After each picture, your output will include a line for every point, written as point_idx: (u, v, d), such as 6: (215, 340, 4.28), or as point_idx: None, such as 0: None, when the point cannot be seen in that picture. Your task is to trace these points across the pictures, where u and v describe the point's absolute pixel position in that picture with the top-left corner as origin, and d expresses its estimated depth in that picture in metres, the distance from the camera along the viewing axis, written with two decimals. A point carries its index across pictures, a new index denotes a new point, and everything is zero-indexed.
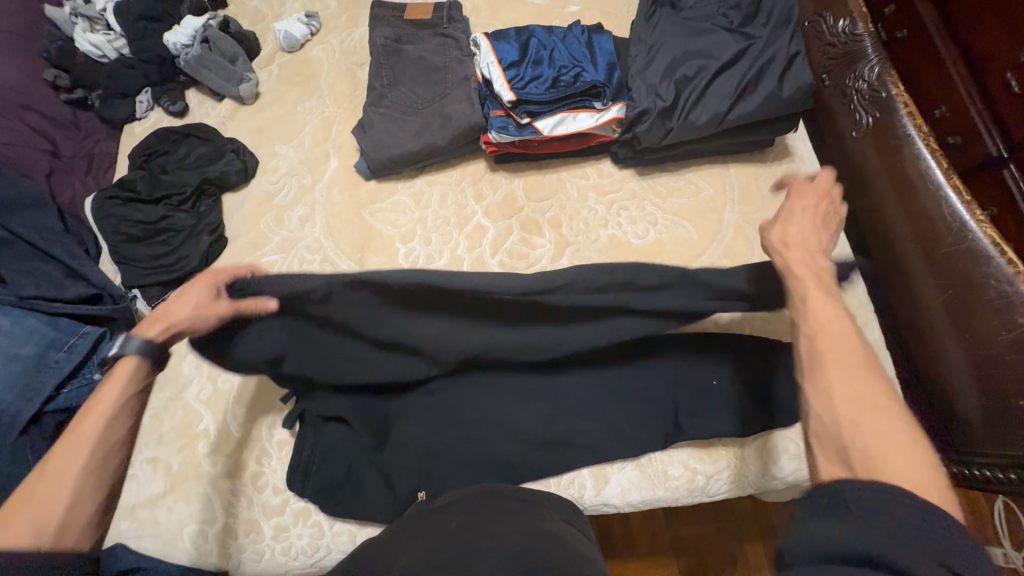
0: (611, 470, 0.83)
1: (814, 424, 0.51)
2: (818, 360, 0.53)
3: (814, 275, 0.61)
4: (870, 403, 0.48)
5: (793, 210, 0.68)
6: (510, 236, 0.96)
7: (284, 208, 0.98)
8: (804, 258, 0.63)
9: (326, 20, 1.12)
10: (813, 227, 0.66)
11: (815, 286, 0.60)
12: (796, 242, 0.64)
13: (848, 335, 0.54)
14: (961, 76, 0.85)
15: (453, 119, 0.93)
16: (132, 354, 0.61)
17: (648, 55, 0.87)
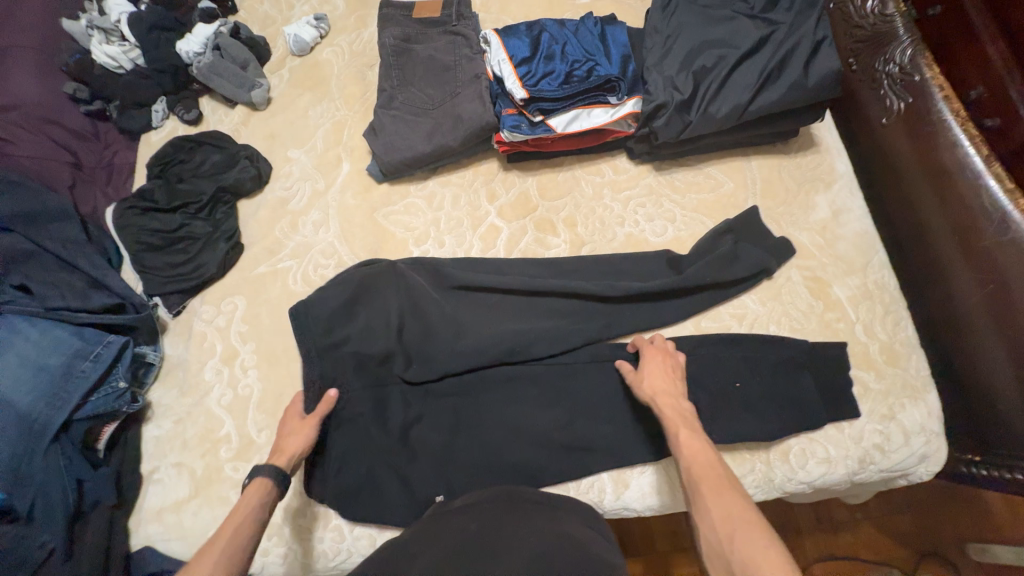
0: (631, 474, 0.81)
1: (706, 549, 0.58)
2: (698, 492, 0.62)
3: (683, 416, 0.71)
4: (738, 521, 0.57)
5: (652, 357, 0.78)
6: (525, 236, 0.94)
7: (298, 213, 0.98)
8: (674, 404, 0.73)
9: (335, 22, 1.11)
10: (668, 376, 0.76)
11: (683, 423, 0.70)
12: (664, 388, 0.75)
13: (711, 465, 0.64)
14: (1000, 54, 0.80)
15: (464, 119, 0.91)
16: (262, 476, 0.70)
17: (666, 45, 0.84)
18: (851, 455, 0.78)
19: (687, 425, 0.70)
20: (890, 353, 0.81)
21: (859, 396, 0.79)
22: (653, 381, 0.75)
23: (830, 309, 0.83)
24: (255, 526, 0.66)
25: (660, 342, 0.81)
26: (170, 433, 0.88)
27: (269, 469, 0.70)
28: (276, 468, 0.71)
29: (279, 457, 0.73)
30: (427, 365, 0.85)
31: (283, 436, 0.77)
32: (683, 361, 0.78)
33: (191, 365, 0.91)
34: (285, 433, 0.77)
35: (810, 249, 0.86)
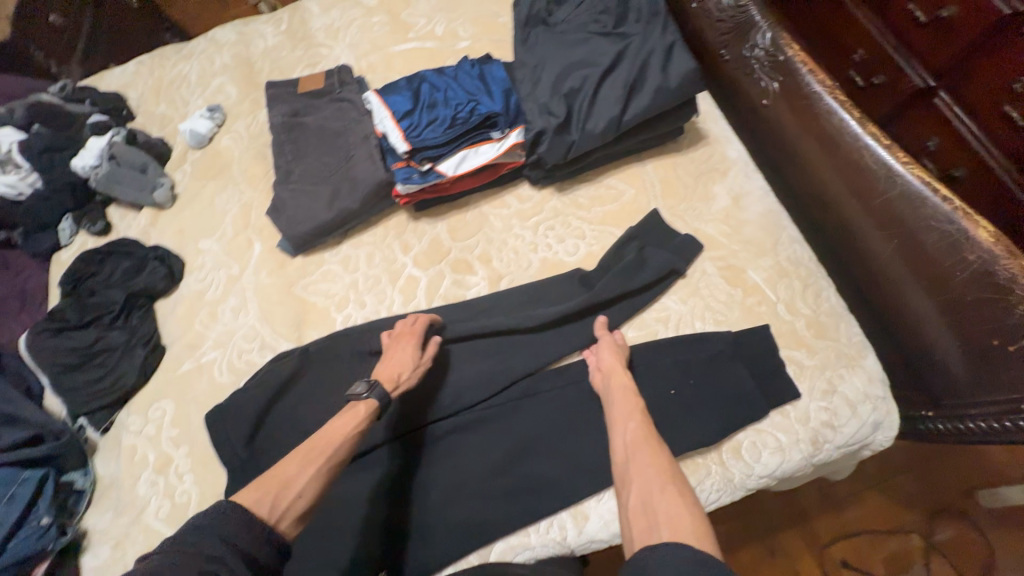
0: (588, 504, 0.77)
1: (633, 506, 0.59)
2: (633, 453, 0.64)
3: (627, 393, 0.73)
4: (658, 484, 0.59)
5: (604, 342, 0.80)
6: (444, 281, 0.93)
7: (216, 302, 0.97)
8: (618, 384, 0.74)
9: (230, 110, 1.14)
10: (620, 352, 0.79)
11: (628, 400, 0.72)
12: (612, 369, 0.76)
13: (645, 436, 0.66)
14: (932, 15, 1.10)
15: (360, 181, 0.92)
16: (372, 398, 0.75)
17: (534, 74, 0.86)
18: (801, 438, 0.76)
19: (628, 401, 0.72)
20: (817, 327, 0.80)
21: (796, 377, 0.77)
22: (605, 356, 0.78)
23: (749, 294, 0.82)
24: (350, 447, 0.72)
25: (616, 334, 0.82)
26: (106, 562, 0.81)
27: (381, 395, 0.75)
28: (384, 395, 0.75)
29: (385, 382, 0.77)
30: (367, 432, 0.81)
31: (393, 360, 0.80)
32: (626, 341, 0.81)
33: (123, 482, 0.86)
34: (401, 358, 0.79)
35: (718, 239, 0.86)
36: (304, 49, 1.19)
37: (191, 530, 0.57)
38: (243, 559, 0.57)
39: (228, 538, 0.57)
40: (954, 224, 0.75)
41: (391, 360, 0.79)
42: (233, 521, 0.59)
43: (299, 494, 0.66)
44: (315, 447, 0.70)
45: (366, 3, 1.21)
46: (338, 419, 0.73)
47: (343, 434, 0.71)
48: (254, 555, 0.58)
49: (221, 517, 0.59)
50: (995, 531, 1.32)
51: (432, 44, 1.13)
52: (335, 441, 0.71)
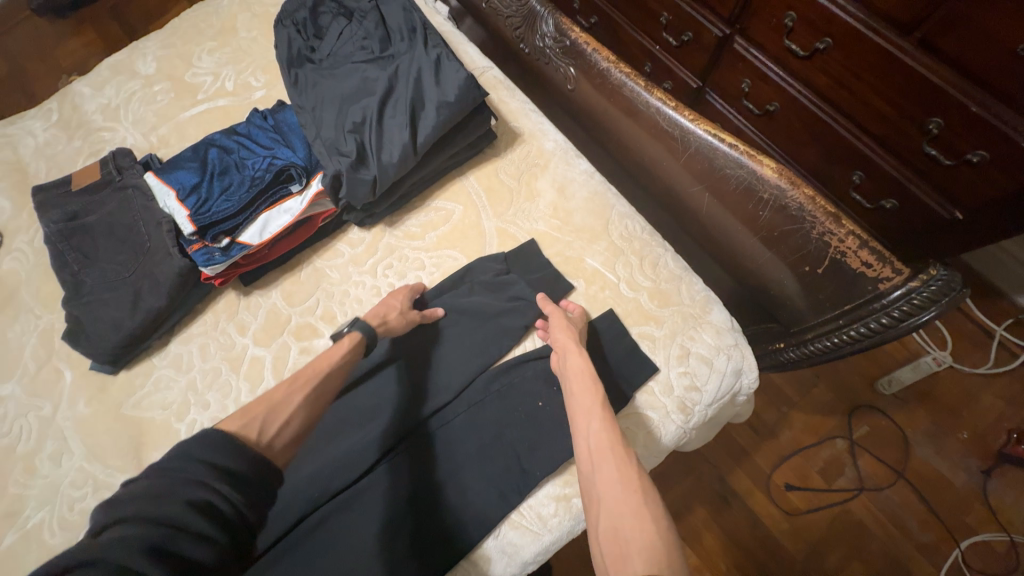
0: (487, 546, 0.72)
1: (604, 523, 0.55)
2: (597, 462, 0.59)
3: (588, 385, 0.68)
4: (627, 498, 0.55)
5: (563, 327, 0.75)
6: (290, 353, 0.85)
7: (30, 454, 0.83)
8: (576, 372, 0.69)
9: (7, 226, 0.98)
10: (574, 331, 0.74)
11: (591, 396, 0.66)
12: (569, 355, 0.71)
13: (610, 439, 0.61)
14: None
15: (161, 275, 0.82)
16: (355, 332, 0.74)
17: (314, 116, 0.80)
18: (670, 409, 0.76)
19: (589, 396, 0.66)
20: (660, 296, 0.81)
21: (650, 351, 0.78)
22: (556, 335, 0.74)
23: (591, 283, 0.82)
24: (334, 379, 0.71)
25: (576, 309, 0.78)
26: None
27: (365, 330, 0.74)
28: (368, 329, 0.75)
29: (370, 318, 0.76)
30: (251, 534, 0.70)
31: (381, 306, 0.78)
32: (577, 317, 0.76)
33: None
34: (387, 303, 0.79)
35: (551, 234, 0.86)
36: (83, 137, 1.05)
37: (179, 457, 0.55)
38: (233, 486, 0.55)
39: (215, 464, 0.55)
40: (746, 166, 0.78)
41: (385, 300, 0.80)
42: (219, 445, 0.56)
43: (285, 422, 0.64)
44: (299, 378, 0.69)
45: (144, 71, 1.08)
46: (322, 355, 0.72)
47: (328, 365, 0.70)
48: (247, 475, 0.56)
49: (204, 443, 0.56)
50: (901, 412, 1.39)
51: (225, 101, 1.03)
52: (323, 373, 0.70)
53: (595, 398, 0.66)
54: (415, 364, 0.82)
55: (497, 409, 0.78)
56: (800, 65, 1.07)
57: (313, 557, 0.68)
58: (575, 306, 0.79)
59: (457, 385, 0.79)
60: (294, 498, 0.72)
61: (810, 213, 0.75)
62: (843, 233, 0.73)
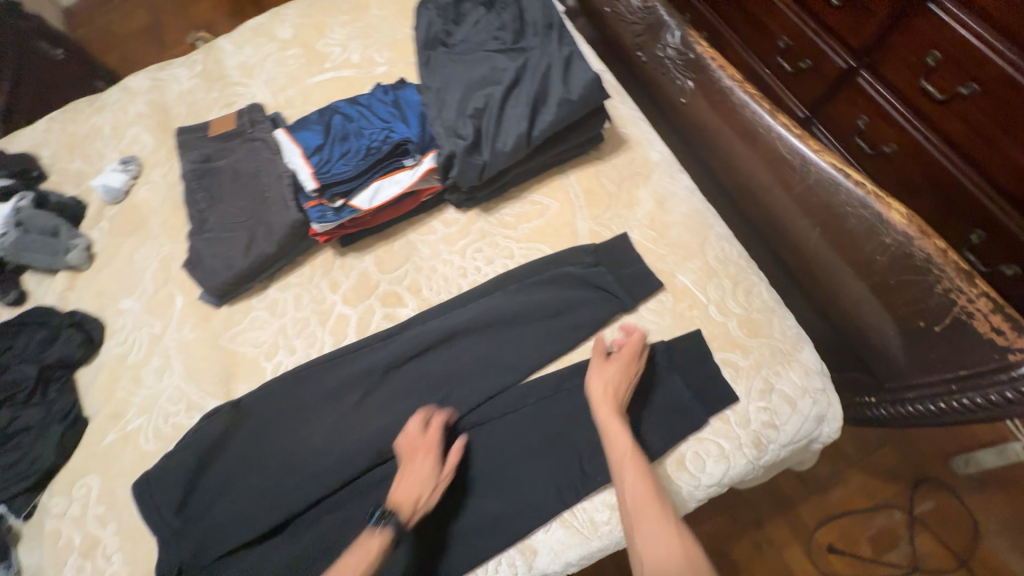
0: (536, 537, 0.73)
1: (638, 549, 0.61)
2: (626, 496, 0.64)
3: (621, 437, 0.69)
4: (659, 526, 0.61)
5: (603, 367, 0.74)
6: (374, 316, 0.90)
7: (139, 365, 0.92)
8: (611, 423, 0.70)
9: (147, 160, 1.10)
10: (625, 379, 0.73)
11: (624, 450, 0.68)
12: (609, 403, 0.71)
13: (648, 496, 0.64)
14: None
15: (275, 223, 0.88)
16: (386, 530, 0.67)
17: (438, 97, 0.84)
18: (743, 442, 0.74)
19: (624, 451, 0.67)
20: (750, 325, 0.78)
21: (732, 379, 0.75)
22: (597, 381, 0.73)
23: (679, 299, 0.80)
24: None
25: (631, 344, 0.75)
26: None
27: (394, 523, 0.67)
28: (398, 524, 0.68)
29: (400, 506, 0.69)
30: (332, 473, 0.79)
31: (413, 480, 0.71)
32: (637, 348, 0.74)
33: (48, 572, 0.81)
34: (415, 475, 0.71)
35: (645, 245, 0.84)
36: (221, 88, 1.15)
37: None
38: None
39: None
40: (870, 207, 0.74)
41: (410, 474, 0.71)
42: None
43: None
44: None
45: (281, 36, 1.17)
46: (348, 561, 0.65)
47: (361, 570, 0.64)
48: None
49: None
50: (975, 496, 1.28)
51: (349, 72, 1.10)
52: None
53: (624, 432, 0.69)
54: (494, 341, 0.83)
55: (564, 406, 0.79)
56: (934, 108, 1.00)
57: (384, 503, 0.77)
58: (637, 333, 0.76)
59: (530, 375, 0.81)
60: (366, 449, 0.80)
61: (938, 267, 0.68)
62: (975, 293, 0.65)
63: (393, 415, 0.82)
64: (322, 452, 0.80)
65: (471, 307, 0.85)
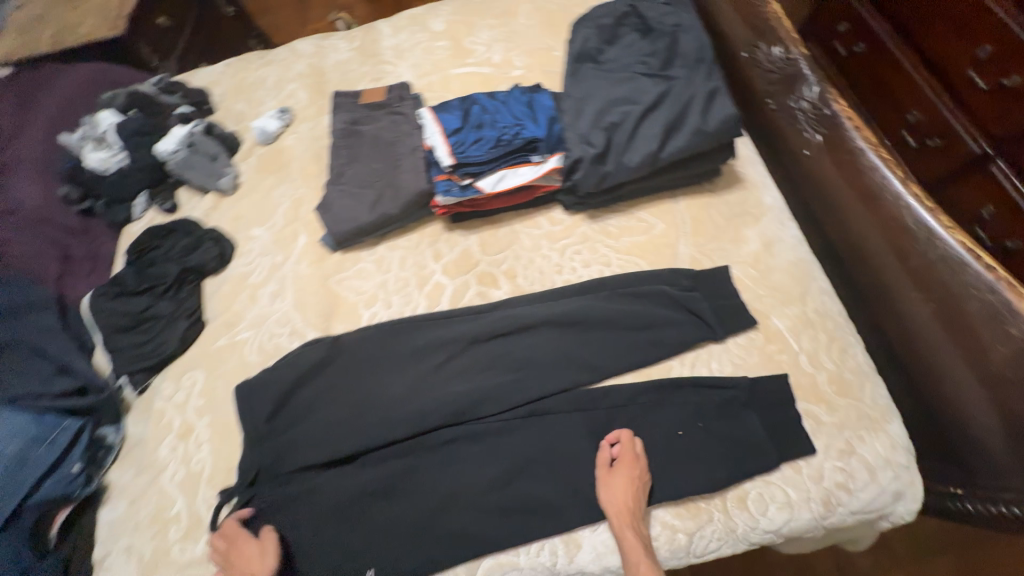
0: (582, 533, 0.77)
1: None
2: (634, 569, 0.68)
3: (641, 545, 0.70)
4: None
5: (617, 475, 0.74)
6: (468, 291, 0.97)
7: (257, 286, 1.04)
8: (631, 531, 0.71)
9: (299, 113, 1.24)
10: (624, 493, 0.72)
11: (642, 560, 0.68)
12: (627, 513, 0.71)
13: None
14: (982, 75, 1.06)
15: (403, 188, 0.98)
16: None
17: (578, 106, 0.91)
18: (812, 497, 0.73)
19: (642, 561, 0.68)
20: (840, 383, 0.78)
21: (812, 431, 0.75)
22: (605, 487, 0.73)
23: (770, 341, 0.81)
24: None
25: (631, 448, 0.76)
26: (123, 515, 0.87)
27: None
28: None
29: None
30: (404, 421, 0.84)
31: (244, 559, 0.75)
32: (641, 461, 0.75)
33: (149, 443, 0.92)
34: (244, 558, 0.75)
35: (744, 281, 0.86)
36: (372, 64, 1.28)
37: None
38: None
39: None
40: (998, 293, 0.72)
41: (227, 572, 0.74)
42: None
43: None
44: None
45: (433, 28, 1.29)
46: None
47: None
48: None
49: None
50: None
51: (488, 70, 1.20)
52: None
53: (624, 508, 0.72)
54: (577, 339, 0.87)
55: (636, 418, 0.80)
56: None
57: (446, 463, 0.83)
58: (625, 435, 0.78)
59: (606, 380, 0.84)
60: (439, 408, 0.85)
61: None
62: None
63: (469, 384, 0.87)
64: (400, 401, 0.87)
65: (562, 303, 0.90)
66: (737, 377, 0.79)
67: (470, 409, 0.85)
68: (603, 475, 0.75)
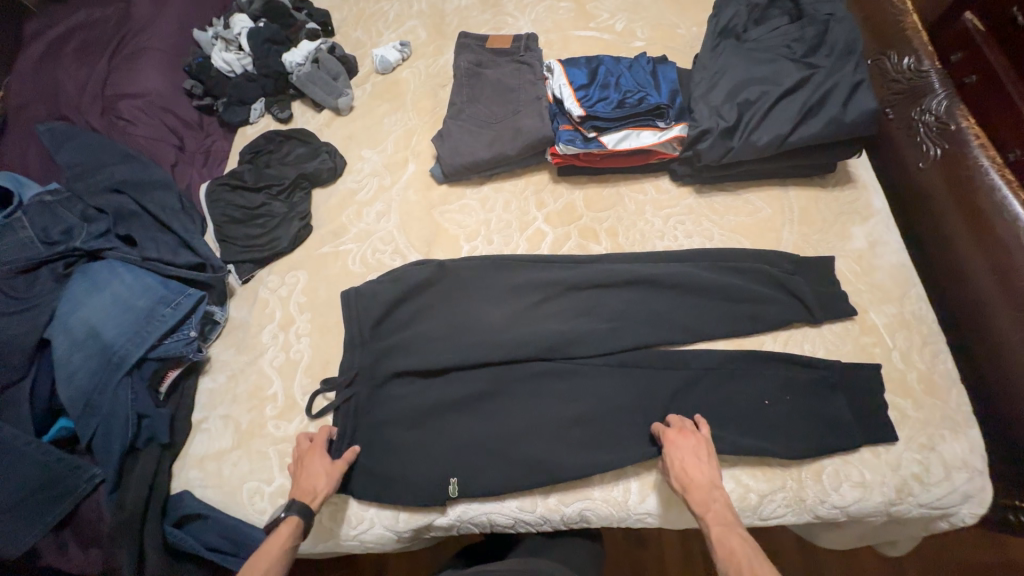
0: (655, 478, 0.82)
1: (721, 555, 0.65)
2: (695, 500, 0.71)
3: (717, 506, 0.70)
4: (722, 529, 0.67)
5: (676, 445, 0.76)
6: (569, 241, 1.00)
7: (364, 204, 1.09)
8: (705, 496, 0.71)
9: (417, 49, 1.27)
10: (694, 448, 0.75)
11: (716, 521, 0.68)
12: (692, 478, 0.72)
13: (748, 560, 0.63)
14: None
15: (525, 132, 1.01)
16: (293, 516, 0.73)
17: (713, 80, 0.94)
18: (886, 482, 0.76)
19: (719, 520, 0.68)
20: (928, 383, 0.80)
21: (897, 422, 0.79)
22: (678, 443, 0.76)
23: (865, 333, 0.84)
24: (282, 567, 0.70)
25: (678, 424, 0.79)
26: (223, 386, 0.94)
27: (303, 510, 0.73)
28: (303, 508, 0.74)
29: (303, 496, 0.76)
30: (500, 348, 0.89)
31: (312, 474, 0.79)
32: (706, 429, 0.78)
33: (251, 327, 0.98)
34: (311, 472, 0.79)
35: (846, 275, 0.89)
36: (494, 12, 1.30)
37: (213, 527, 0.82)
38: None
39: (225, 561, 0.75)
40: None
41: (310, 472, 0.79)
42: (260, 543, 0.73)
43: None
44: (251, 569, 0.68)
45: None
46: (263, 550, 0.70)
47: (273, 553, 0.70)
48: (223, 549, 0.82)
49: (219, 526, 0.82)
50: None
51: (609, 37, 1.21)
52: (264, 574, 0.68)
53: (704, 456, 0.75)
54: (673, 302, 0.90)
55: (724, 383, 0.84)
56: None
57: (531, 395, 0.88)
58: (673, 418, 0.80)
59: (693, 345, 0.88)
60: (532, 342, 0.89)
61: None
62: None
63: (562, 325, 0.91)
64: (496, 329, 0.91)
65: (664, 265, 0.92)
66: (828, 361, 0.82)
67: (562, 349, 0.89)
68: (666, 445, 0.77)
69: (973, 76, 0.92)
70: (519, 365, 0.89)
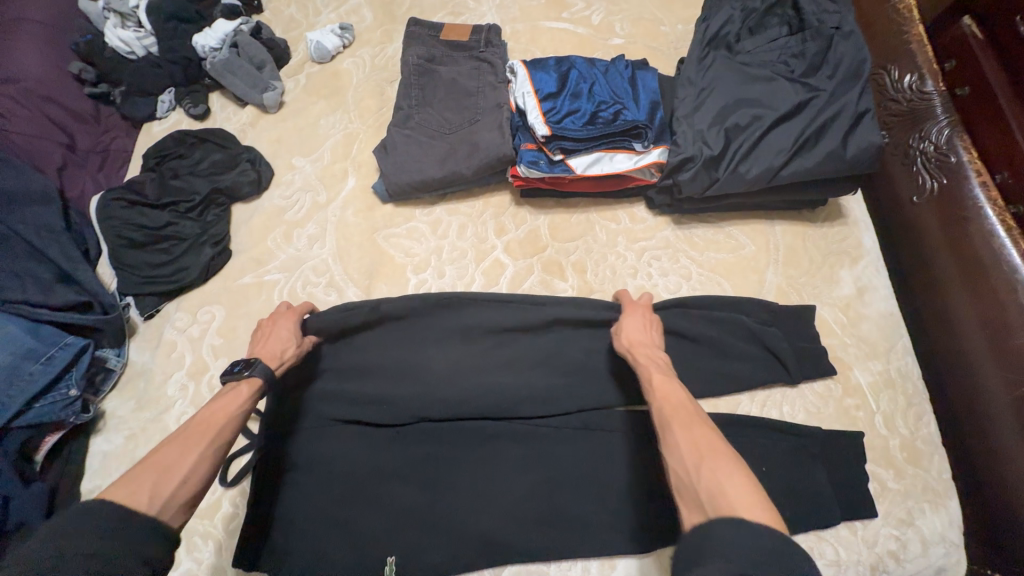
0: (619, 560, 0.74)
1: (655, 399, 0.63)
2: (641, 355, 0.70)
3: (660, 359, 0.69)
4: (664, 376, 0.66)
5: (633, 305, 0.78)
6: (531, 276, 0.88)
7: (294, 224, 0.93)
8: (648, 352, 0.70)
9: (361, 34, 1.08)
10: (648, 314, 0.77)
11: (658, 367, 0.67)
12: (639, 338, 0.73)
13: (684, 401, 0.61)
14: None
15: (481, 149, 0.86)
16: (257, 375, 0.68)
17: (698, 98, 0.81)
18: (861, 560, 0.71)
19: (659, 368, 0.67)
20: (912, 451, 0.77)
21: (875, 494, 0.74)
22: (631, 312, 0.77)
23: (848, 395, 0.79)
24: (239, 425, 0.64)
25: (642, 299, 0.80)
26: (121, 448, 0.80)
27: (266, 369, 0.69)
28: (269, 370, 0.69)
29: (266, 358, 0.72)
30: (446, 408, 0.78)
31: (275, 341, 0.75)
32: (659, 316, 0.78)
33: (155, 375, 0.83)
34: (278, 336, 0.75)
35: (831, 325, 0.83)
36: None
37: None
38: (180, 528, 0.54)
39: None
40: None
41: (273, 338, 0.75)
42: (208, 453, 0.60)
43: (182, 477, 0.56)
44: (189, 433, 0.60)
45: None
46: (216, 406, 0.64)
47: (223, 412, 0.63)
48: None
49: None
50: None
51: (585, 31, 1.06)
52: (218, 434, 0.61)
53: (653, 323, 0.76)
54: None
55: None
56: None
57: (483, 460, 0.77)
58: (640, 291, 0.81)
59: None
60: (482, 399, 0.78)
61: None
62: None
63: (518, 380, 0.79)
64: (442, 383, 0.79)
65: None
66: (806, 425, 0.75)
67: (519, 408, 0.78)
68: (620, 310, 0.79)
69: (963, 87, 0.81)
70: (468, 425, 0.79)
